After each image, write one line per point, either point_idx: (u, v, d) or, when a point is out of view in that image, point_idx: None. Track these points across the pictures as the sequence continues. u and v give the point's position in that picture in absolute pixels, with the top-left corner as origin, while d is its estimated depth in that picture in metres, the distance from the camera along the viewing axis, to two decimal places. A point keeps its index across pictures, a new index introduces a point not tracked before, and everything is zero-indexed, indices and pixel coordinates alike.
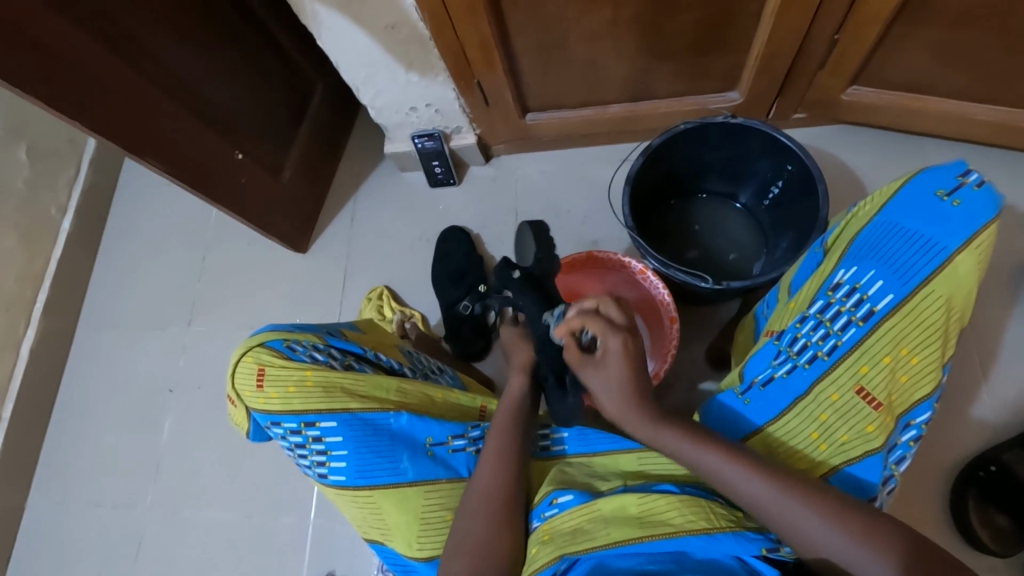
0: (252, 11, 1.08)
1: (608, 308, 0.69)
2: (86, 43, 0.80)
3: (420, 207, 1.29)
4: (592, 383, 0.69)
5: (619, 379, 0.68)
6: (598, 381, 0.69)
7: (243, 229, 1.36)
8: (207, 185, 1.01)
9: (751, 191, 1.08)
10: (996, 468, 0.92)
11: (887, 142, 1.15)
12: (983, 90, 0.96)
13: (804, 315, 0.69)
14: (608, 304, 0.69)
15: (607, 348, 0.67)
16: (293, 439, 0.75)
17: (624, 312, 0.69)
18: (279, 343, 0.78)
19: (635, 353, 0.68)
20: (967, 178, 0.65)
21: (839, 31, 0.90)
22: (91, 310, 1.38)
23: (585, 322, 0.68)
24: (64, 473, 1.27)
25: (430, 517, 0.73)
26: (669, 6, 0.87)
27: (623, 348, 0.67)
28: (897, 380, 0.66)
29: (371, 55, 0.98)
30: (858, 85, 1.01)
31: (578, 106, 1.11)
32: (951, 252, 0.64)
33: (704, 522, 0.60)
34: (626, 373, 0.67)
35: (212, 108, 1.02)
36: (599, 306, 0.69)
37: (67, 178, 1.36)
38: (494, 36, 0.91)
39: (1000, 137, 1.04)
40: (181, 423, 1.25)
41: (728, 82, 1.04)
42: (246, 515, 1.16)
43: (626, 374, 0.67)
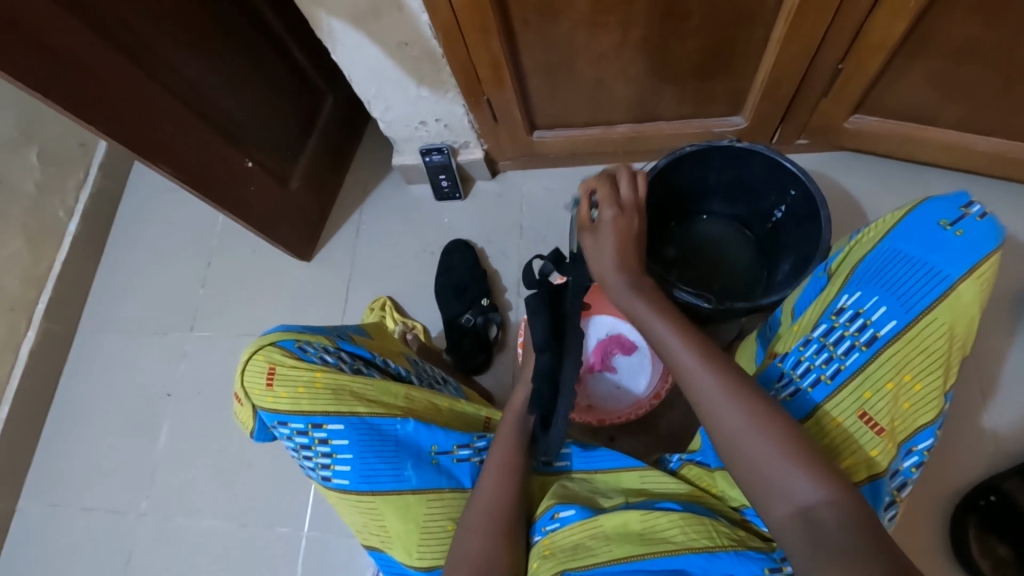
0: (266, 25, 1.09)
1: (623, 179, 0.80)
2: (106, 51, 0.81)
3: (425, 219, 1.30)
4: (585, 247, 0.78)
5: (608, 241, 0.76)
6: (590, 245, 0.77)
7: (248, 236, 1.36)
8: (215, 192, 1.02)
9: (754, 214, 1.09)
10: (996, 497, 0.91)
11: (888, 170, 1.16)
12: (983, 122, 0.98)
13: (807, 339, 0.71)
14: (625, 176, 0.80)
15: (603, 214, 0.78)
16: (299, 440, 0.75)
17: (636, 187, 0.80)
18: (291, 343, 0.79)
19: (625, 227, 0.77)
20: (969, 210, 0.66)
21: (843, 60, 0.92)
22: (92, 313, 1.38)
23: (597, 184, 0.80)
24: (57, 477, 1.26)
25: (431, 525, 0.73)
26: (677, 32, 0.89)
27: (614, 218, 0.77)
28: (899, 406, 0.66)
29: (383, 70, 1.00)
30: (860, 113, 1.03)
31: (585, 125, 1.12)
32: (954, 280, 0.65)
33: (705, 541, 0.60)
34: (613, 240, 0.76)
35: (224, 117, 1.04)
36: (616, 175, 0.82)
37: (76, 181, 1.37)
38: (504, 55, 0.93)
39: (1000, 168, 1.06)
40: (178, 429, 1.25)
41: (733, 107, 1.06)
42: (240, 525, 1.15)
43: (614, 239, 0.76)
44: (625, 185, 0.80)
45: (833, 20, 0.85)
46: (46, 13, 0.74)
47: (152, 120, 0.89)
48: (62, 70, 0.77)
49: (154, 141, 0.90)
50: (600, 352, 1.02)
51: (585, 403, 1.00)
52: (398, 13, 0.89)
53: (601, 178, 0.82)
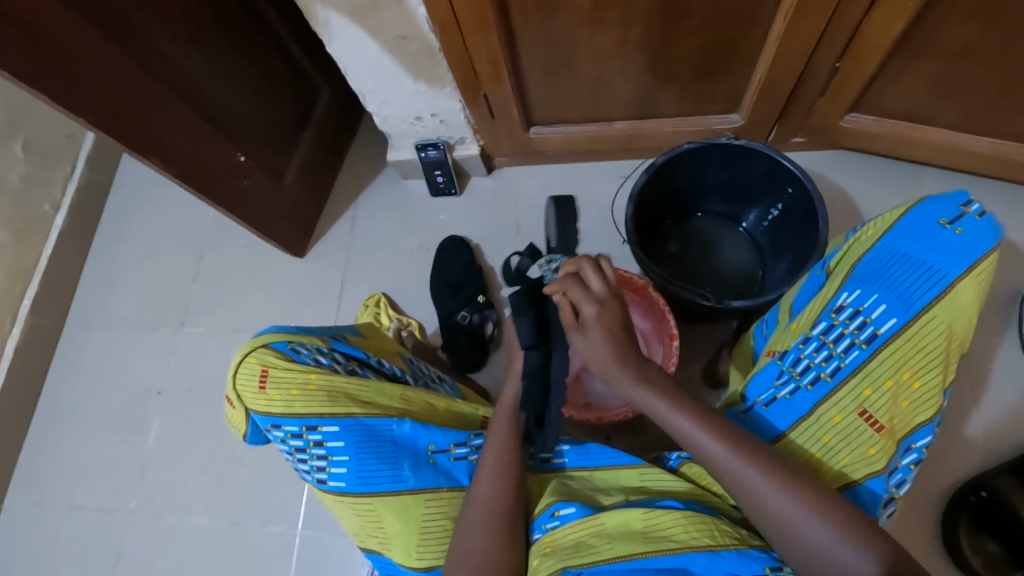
0: (261, 16, 1.07)
1: (589, 274, 0.69)
2: (96, 41, 0.79)
3: (420, 216, 1.28)
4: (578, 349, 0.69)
5: (600, 345, 0.66)
6: (582, 347, 0.68)
7: (240, 232, 1.34)
8: (208, 186, 1.00)
9: (751, 212, 1.09)
10: (987, 493, 0.92)
11: (883, 169, 1.17)
12: (978, 122, 0.99)
13: (807, 336, 0.70)
14: (589, 270, 0.69)
15: (582, 314, 0.67)
16: (293, 443, 0.74)
17: (604, 279, 0.69)
18: (282, 344, 0.77)
19: (611, 321, 0.66)
20: (968, 208, 0.67)
21: (841, 60, 0.92)
22: (80, 309, 1.35)
23: (565, 288, 0.68)
24: (44, 476, 1.23)
25: (431, 525, 0.72)
26: (677, 29, 0.89)
27: (598, 315, 0.67)
28: (898, 404, 0.66)
29: (380, 64, 0.99)
30: (857, 112, 1.04)
31: (582, 122, 1.12)
32: (953, 279, 0.66)
33: (708, 539, 0.60)
34: (606, 339, 0.66)
35: (217, 111, 1.02)
36: (582, 272, 0.70)
37: (63, 174, 1.34)
38: (503, 51, 0.92)
39: (993, 169, 1.07)
40: (168, 428, 1.23)
41: (731, 105, 1.06)
42: (232, 525, 1.14)
43: (607, 342, 0.66)
44: (595, 277, 0.69)
45: (832, 19, 0.84)
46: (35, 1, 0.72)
47: (144, 112, 0.88)
48: (51, 60, 0.75)
49: (146, 134, 0.88)
50: None
51: (581, 402, 1.00)
52: (397, 6, 0.88)
53: (564, 278, 0.70)
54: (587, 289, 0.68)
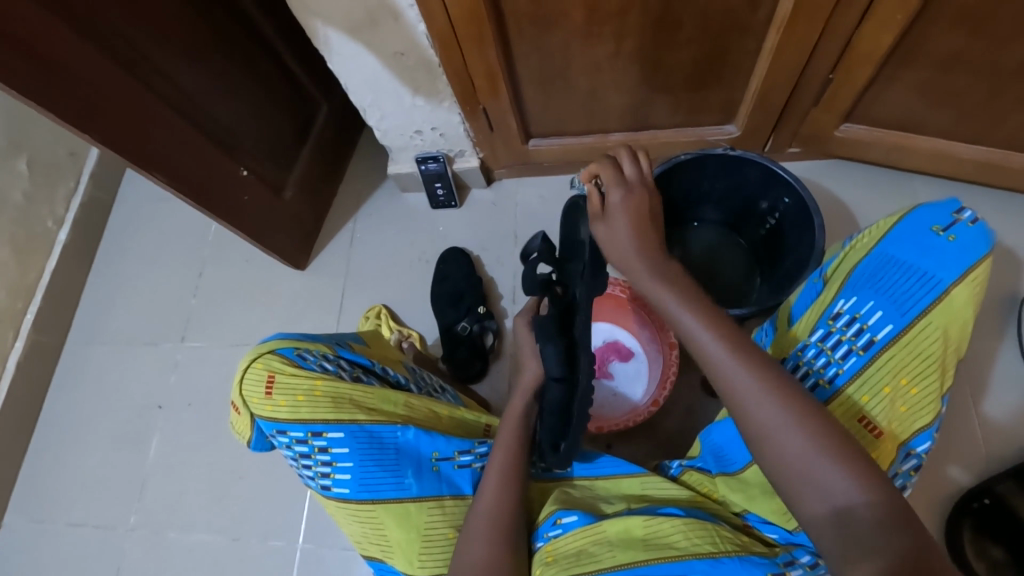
0: (262, 34, 1.09)
1: (624, 162, 0.72)
2: (100, 60, 0.81)
3: (420, 228, 1.30)
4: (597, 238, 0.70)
5: (620, 234, 0.68)
6: (603, 235, 0.70)
7: (242, 245, 1.35)
8: (210, 200, 1.01)
9: (747, 221, 1.11)
10: (990, 500, 0.92)
11: (878, 178, 1.18)
12: (969, 130, 1.00)
13: (805, 344, 0.71)
14: (625, 158, 0.72)
15: (608, 201, 0.70)
16: (298, 449, 0.74)
17: (638, 166, 0.72)
18: (290, 350, 0.78)
19: (637, 211, 0.69)
20: (961, 216, 0.68)
21: (833, 70, 0.94)
22: (82, 324, 1.36)
23: (599, 169, 0.73)
24: (44, 492, 1.23)
25: (433, 533, 0.72)
26: (671, 42, 0.90)
27: (623, 203, 0.69)
28: (896, 410, 0.66)
29: (379, 79, 1.01)
30: (850, 121, 1.05)
31: (579, 134, 1.13)
32: (947, 285, 0.66)
33: (710, 546, 0.60)
34: (630, 231, 0.68)
35: (219, 126, 1.03)
36: (616, 160, 0.73)
37: (66, 191, 1.36)
38: (500, 65, 0.94)
39: (986, 175, 1.08)
40: (169, 442, 1.23)
41: (726, 115, 1.07)
42: (233, 538, 1.13)
43: (630, 233, 0.68)
44: (629, 165, 0.72)
45: (824, 31, 0.86)
46: (40, 21, 0.73)
47: (148, 128, 0.89)
48: (57, 78, 0.76)
49: (150, 149, 0.89)
50: (597, 360, 1.03)
51: None
52: (396, 22, 0.90)
53: (600, 164, 0.74)
54: (619, 173, 0.72)
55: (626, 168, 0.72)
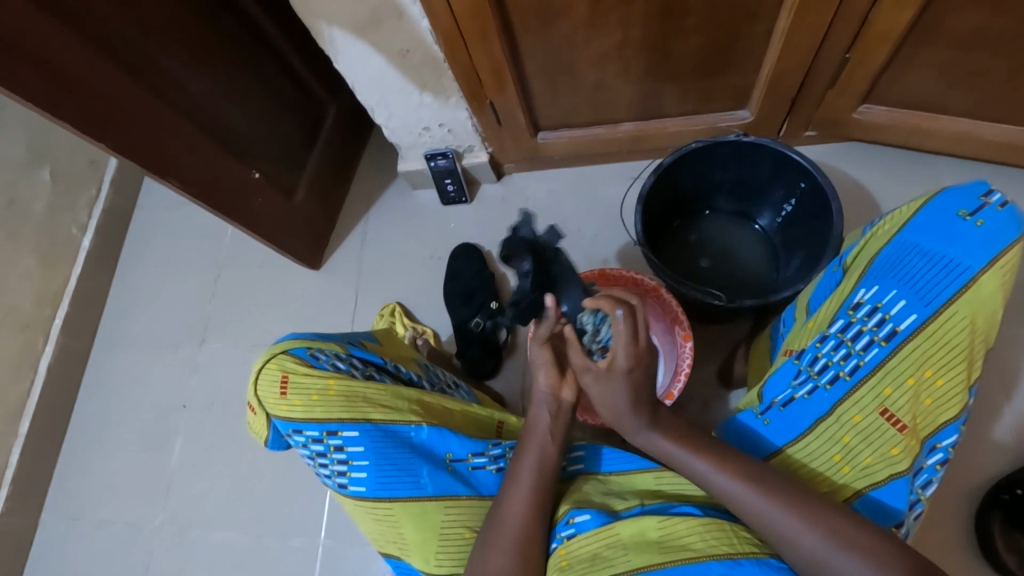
0: (268, 36, 1.09)
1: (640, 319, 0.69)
2: (110, 70, 0.82)
3: (431, 225, 1.29)
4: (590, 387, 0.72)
5: (619, 392, 0.70)
6: (596, 386, 0.72)
7: (257, 247, 1.37)
8: (223, 206, 1.02)
9: (762, 207, 1.07)
10: (1022, 491, 0.87)
11: (900, 160, 1.14)
12: (996, 109, 0.96)
13: (824, 335, 0.69)
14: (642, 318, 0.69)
15: (615, 360, 0.69)
16: (315, 448, 0.75)
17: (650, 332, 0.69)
18: (303, 350, 0.79)
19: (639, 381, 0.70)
20: (990, 199, 0.65)
21: (850, 50, 0.90)
22: (107, 327, 1.39)
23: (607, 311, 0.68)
24: (77, 491, 1.27)
25: (449, 534, 0.72)
26: (678, 29, 0.88)
27: (628, 369, 0.69)
28: (921, 402, 0.65)
29: (385, 78, 1.00)
30: (870, 103, 1.01)
31: (587, 126, 1.11)
32: (975, 273, 0.63)
33: (726, 547, 0.59)
34: (626, 390, 0.70)
35: (229, 131, 1.04)
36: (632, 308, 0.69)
37: (87, 199, 1.39)
38: (505, 60, 0.92)
39: (1016, 155, 1.03)
40: (193, 442, 1.25)
41: (739, 101, 1.04)
42: (257, 536, 1.16)
43: (626, 391, 0.70)
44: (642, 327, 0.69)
45: (838, 11, 0.83)
46: (52, 35, 0.75)
47: (162, 137, 0.90)
48: (69, 91, 0.78)
49: (162, 157, 0.91)
50: None
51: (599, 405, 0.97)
52: (399, 20, 0.89)
53: (609, 299, 0.69)
54: (631, 335, 0.68)
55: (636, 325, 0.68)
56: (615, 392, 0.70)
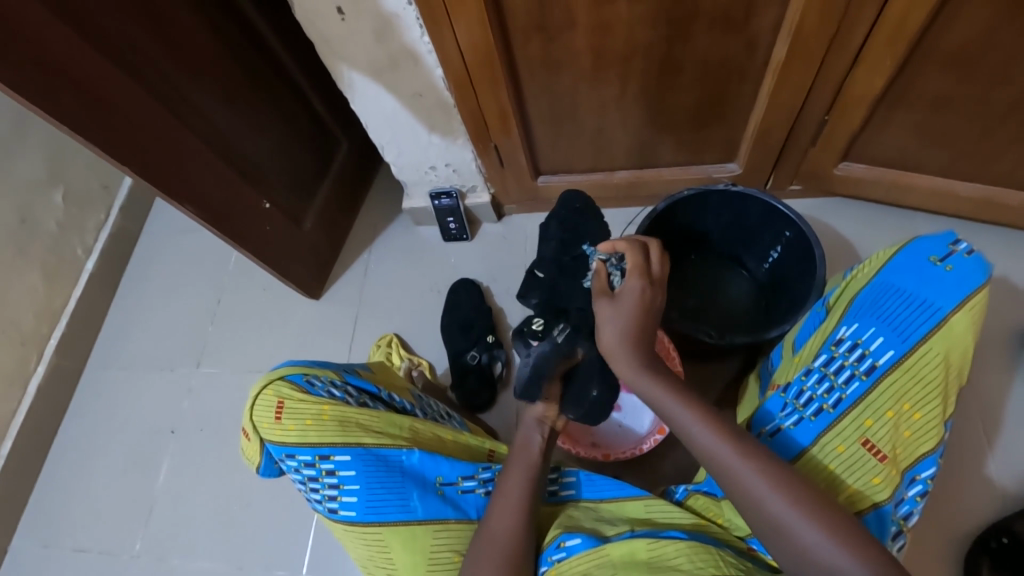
0: (290, 76, 1.17)
1: (652, 256, 0.74)
2: (142, 96, 0.87)
3: (432, 260, 1.34)
4: (601, 314, 0.72)
5: (626, 320, 0.70)
6: (608, 315, 0.71)
7: (259, 274, 1.40)
8: (235, 230, 1.06)
9: (750, 254, 1.13)
10: (1008, 539, 0.89)
11: (878, 215, 1.21)
12: (966, 168, 1.03)
13: (809, 368, 0.72)
14: (654, 254, 0.74)
15: (627, 286, 0.71)
16: (306, 472, 0.76)
17: (661, 267, 0.73)
18: (299, 376, 0.81)
19: (649, 305, 0.71)
20: (957, 247, 0.70)
21: (828, 111, 0.98)
22: (102, 349, 1.40)
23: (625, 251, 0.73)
24: (53, 516, 1.24)
25: (438, 557, 0.73)
26: (672, 85, 0.96)
27: (640, 292, 0.71)
28: (900, 434, 0.68)
29: (398, 118, 1.07)
30: (848, 160, 1.09)
31: (586, 171, 1.18)
32: (947, 313, 0.67)
33: (713, 569, 0.60)
34: (637, 317, 0.70)
35: (246, 160, 1.09)
36: (647, 248, 0.74)
37: (96, 222, 1.42)
38: (512, 106, 0.99)
39: (986, 212, 1.10)
40: (180, 467, 1.24)
41: (727, 154, 1.12)
42: (237, 566, 1.13)
43: (637, 317, 0.70)
44: (655, 261, 0.74)
45: (816, 75, 0.91)
46: (92, 63, 0.80)
47: (182, 162, 0.95)
48: (103, 116, 0.83)
49: (181, 181, 0.95)
50: None
51: (590, 441, 1.02)
52: (416, 66, 0.96)
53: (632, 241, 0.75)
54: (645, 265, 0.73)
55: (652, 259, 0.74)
56: (623, 317, 0.71)
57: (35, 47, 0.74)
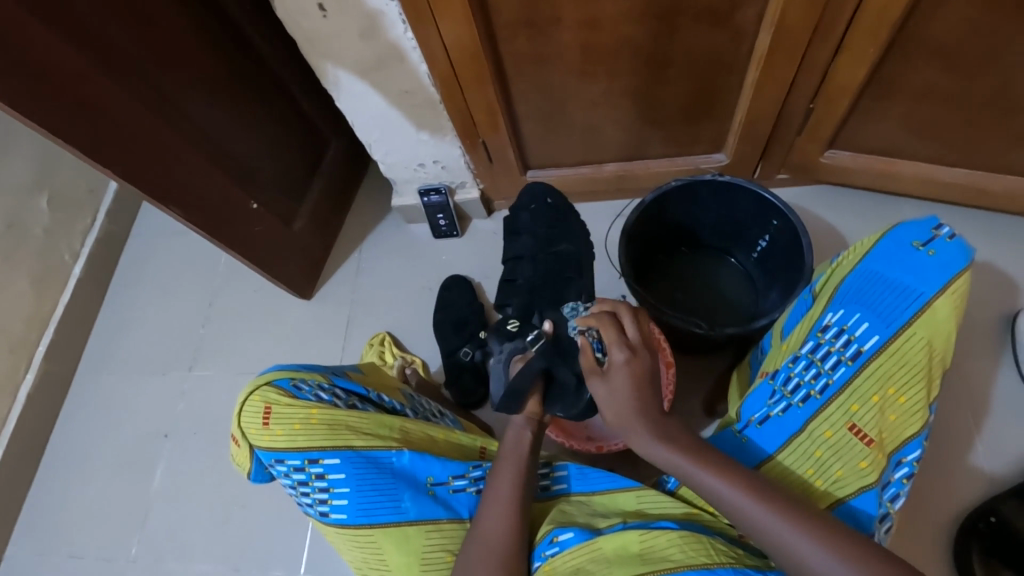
0: (275, 75, 1.16)
1: (626, 321, 0.71)
2: (125, 100, 0.87)
3: (423, 258, 1.33)
4: (595, 391, 0.71)
5: (622, 393, 0.69)
6: (602, 391, 0.70)
7: (250, 276, 1.39)
8: (223, 232, 1.06)
9: (739, 245, 1.14)
10: (996, 519, 0.90)
11: (865, 203, 1.22)
12: (950, 155, 1.04)
13: (796, 356, 0.73)
14: (629, 319, 0.71)
15: (613, 360, 0.70)
16: (296, 477, 0.76)
17: (641, 333, 0.71)
18: (286, 381, 0.81)
19: (640, 375, 0.69)
20: (939, 231, 0.71)
21: (814, 100, 0.99)
22: (92, 355, 1.39)
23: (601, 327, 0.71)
24: (48, 524, 1.23)
25: (430, 557, 0.73)
26: (658, 78, 0.96)
27: (627, 363, 0.69)
28: (886, 418, 0.69)
29: (385, 116, 1.06)
30: (835, 149, 1.09)
31: (575, 165, 1.18)
32: (929, 297, 0.68)
33: (704, 558, 0.61)
34: (631, 391, 0.68)
35: (233, 161, 1.09)
36: (618, 315, 0.72)
37: (83, 226, 1.41)
38: (499, 102, 0.99)
39: (971, 198, 1.11)
40: (174, 471, 1.23)
41: (715, 145, 1.12)
42: (235, 569, 1.13)
43: (631, 390, 0.68)
44: (632, 326, 0.71)
45: (801, 65, 0.92)
46: (74, 67, 0.79)
47: (168, 165, 0.95)
48: (86, 121, 0.82)
49: (167, 184, 0.94)
50: None
51: (584, 435, 1.03)
52: (401, 64, 0.96)
53: (601, 313, 0.73)
54: (622, 333, 0.71)
55: (626, 325, 0.71)
56: (617, 391, 0.69)
57: (14, 52, 0.73)
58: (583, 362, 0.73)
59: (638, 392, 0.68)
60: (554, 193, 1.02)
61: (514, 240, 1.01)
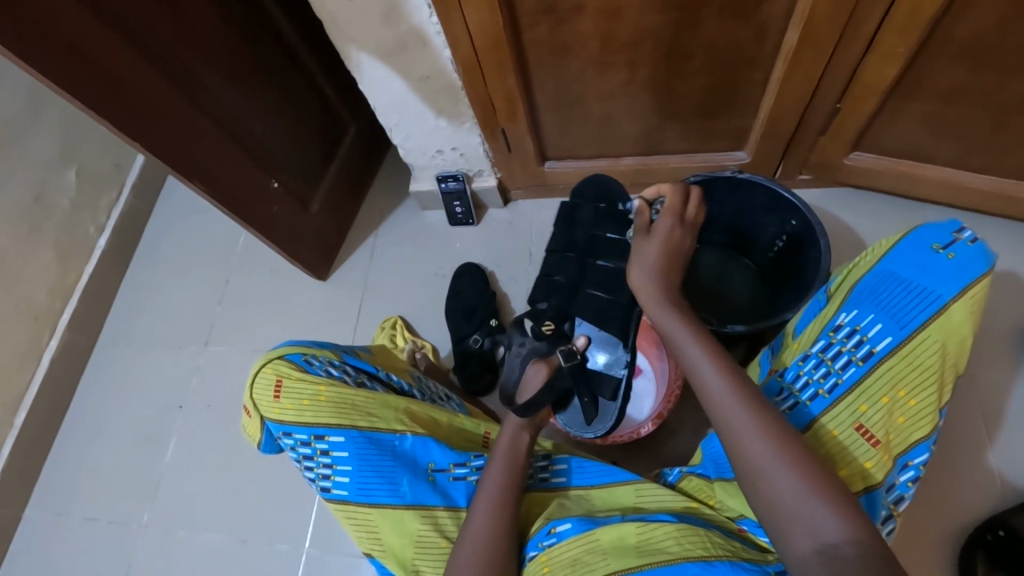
0: (299, 57, 1.17)
1: (690, 200, 0.77)
2: (153, 75, 0.88)
3: (437, 245, 1.34)
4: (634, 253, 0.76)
5: (653, 257, 0.75)
6: (640, 253, 0.76)
7: (267, 256, 1.42)
8: (243, 210, 1.08)
9: (756, 245, 1.13)
10: (1004, 532, 0.88)
11: (888, 207, 1.20)
12: (979, 161, 1.01)
13: (806, 354, 0.74)
14: (693, 198, 0.77)
15: (661, 223, 0.75)
16: (302, 450, 0.78)
17: (696, 214, 0.77)
18: (297, 356, 0.82)
19: (675, 247, 0.75)
20: (961, 235, 0.69)
21: (840, 100, 0.97)
22: (112, 326, 1.42)
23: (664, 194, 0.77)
24: (65, 487, 1.28)
25: (426, 540, 0.74)
26: (681, 71, 0.95)
27: (670, 231, 0.75)
28: (894, 420, 0.68)
29: (405, 101, 1.07)
30: (858, 150, 1.07)
31: (592, 157, 1.17)
32: (946, 301, 0.67)
33: (701, 551, 0.62)
34: (661, 254, 0.75)
35: (254, 140, 1.10)
36: (687, 193, 0.78)
37: (108, 201, 1.44)
38: (518, 90, 0.99)
39: (999, 206, 1.08)
40: (187, 443, 1.27)
41: (736, 142, 1.11)
42: (242, 539, 1.15)
43: (663, 257, 0.75)
44: (693, 206, 0.77)
45: (828, 63, 0.90)
46: (106, 41, 0.81)
47: (192, 140, 0.96)
48: (114, 95, 0.84)
49: (189, 159, 0.96)
50: None
51: None
52: (423, 49, 0.96)
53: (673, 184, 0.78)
54: (683, 207, 0.76)
55: (689, 202, 0.77)
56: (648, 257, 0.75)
57: (48, 24, 0.75)
58: (636, 222, 0.78)
59: (664, 259, 0.75)
60: (631, 199, 0.86)
61: (566, 229, 0.88)
